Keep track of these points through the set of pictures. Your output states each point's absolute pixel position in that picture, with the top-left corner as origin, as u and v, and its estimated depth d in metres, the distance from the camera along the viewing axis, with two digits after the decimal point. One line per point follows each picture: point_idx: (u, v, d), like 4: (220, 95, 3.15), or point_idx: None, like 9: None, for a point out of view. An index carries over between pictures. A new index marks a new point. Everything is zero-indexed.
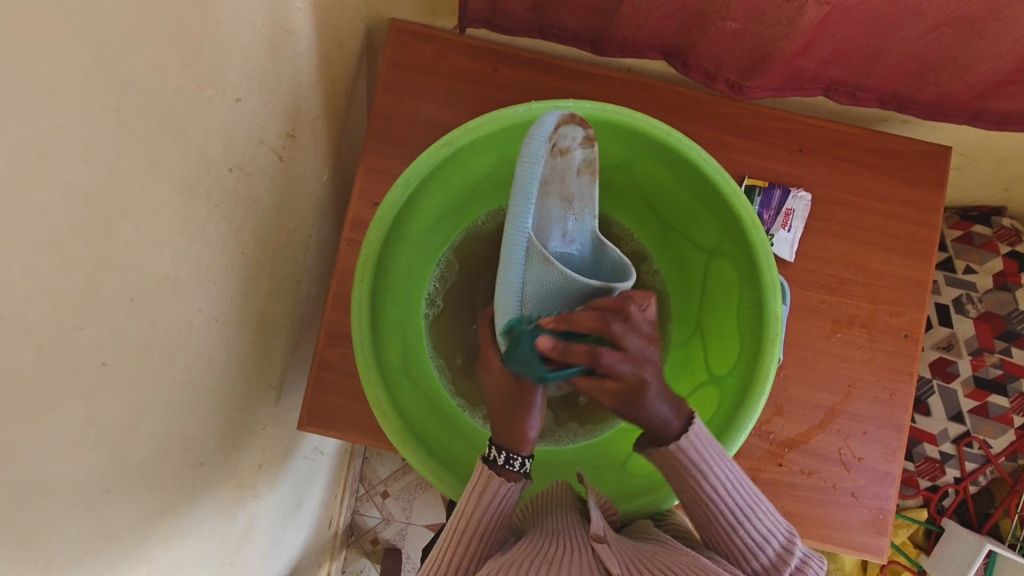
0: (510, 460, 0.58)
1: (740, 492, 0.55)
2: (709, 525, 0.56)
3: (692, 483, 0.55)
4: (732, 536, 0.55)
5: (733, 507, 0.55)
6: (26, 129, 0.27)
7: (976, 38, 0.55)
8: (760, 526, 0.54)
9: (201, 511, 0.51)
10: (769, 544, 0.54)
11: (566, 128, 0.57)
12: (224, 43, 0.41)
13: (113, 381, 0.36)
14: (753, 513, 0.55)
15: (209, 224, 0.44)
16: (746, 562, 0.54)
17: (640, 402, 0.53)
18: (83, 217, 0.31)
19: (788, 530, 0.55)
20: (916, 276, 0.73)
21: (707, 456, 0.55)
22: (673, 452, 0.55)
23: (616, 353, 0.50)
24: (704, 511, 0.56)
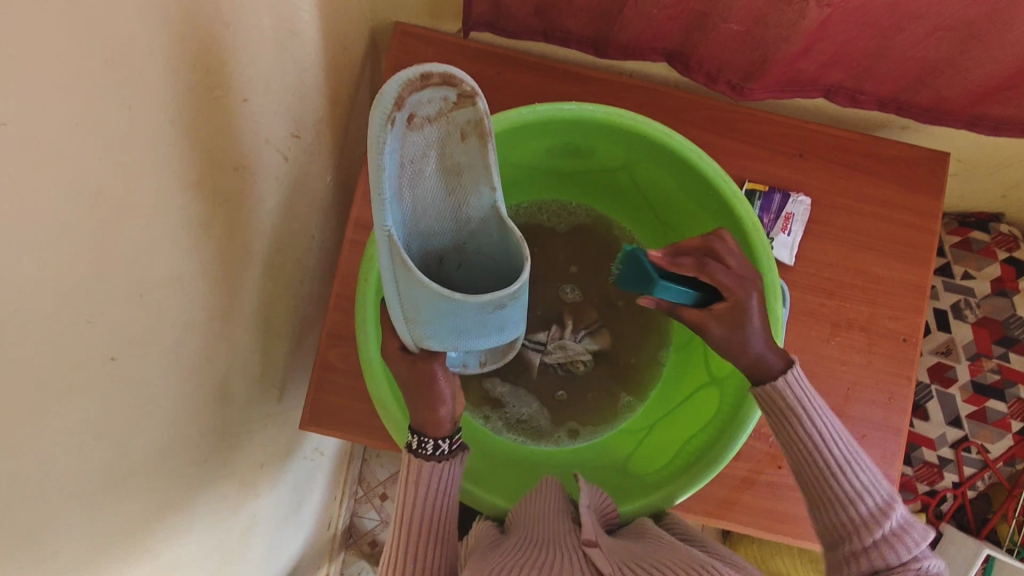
0: (422, 444, 0.56)
1: (841, 442, 0.54)
2: (800, 466, 0.55)
3: (787, 425, 0.55)
4: (826, 483, 0.53)
5: (835, 454, 0.54)
6: (44, 121, 0.27)
7: (974, 42, 0.56)
8: (859, 480, 0.53)
9: (202, 507, 0.52)
10: (863, 501, 0.52)
11: (421, 92, 0.41)
12: (233, 43, 0.42)
13: (121, 375, 0.37)
14: (854, 467, 0.53)
15: (216, 221, 0.45)
16: (840, 515, 0.53)
17: (743, 324, 0.55)
18: (96, 211, 0.32)
19: (891, 493, 0.53)
20: (916, 280, 0.73)
21: (806, 400, 0.55)
22: (775, 394, 0.55)
23: (723, 268, 0.55)
24: (801, 456, 0.55)
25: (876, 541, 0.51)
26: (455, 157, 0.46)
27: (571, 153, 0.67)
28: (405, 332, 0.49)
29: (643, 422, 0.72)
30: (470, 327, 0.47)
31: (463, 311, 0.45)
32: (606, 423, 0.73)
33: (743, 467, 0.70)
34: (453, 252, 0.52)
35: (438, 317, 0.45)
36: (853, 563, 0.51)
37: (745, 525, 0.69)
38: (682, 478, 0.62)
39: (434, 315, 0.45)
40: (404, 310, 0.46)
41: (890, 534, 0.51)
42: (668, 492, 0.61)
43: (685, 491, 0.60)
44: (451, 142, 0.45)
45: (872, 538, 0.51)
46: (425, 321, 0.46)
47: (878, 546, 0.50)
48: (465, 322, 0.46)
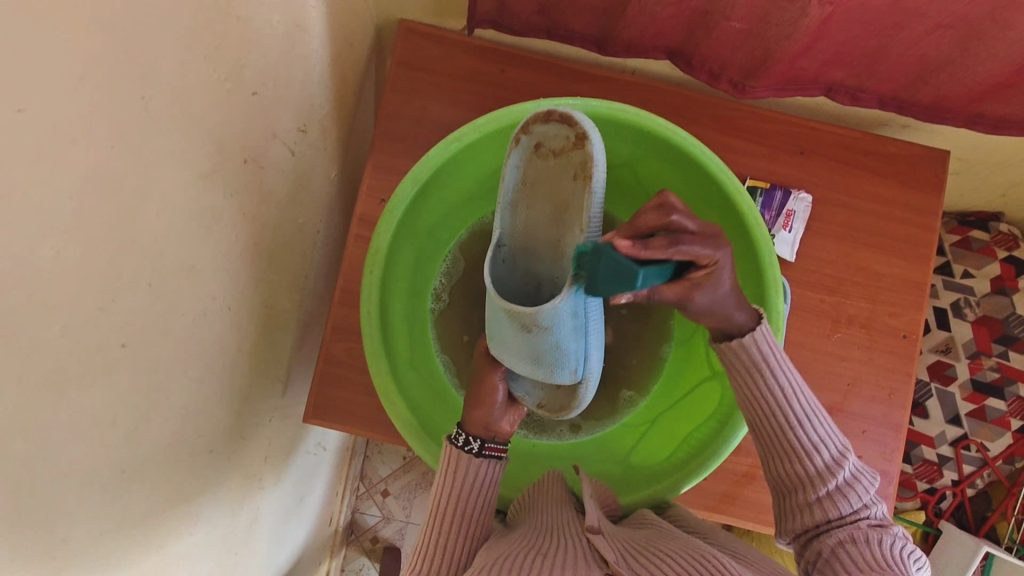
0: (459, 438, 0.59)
1: (802, 397, 0.55)
2: (757, 420, 0.56)
3: (751, 379, 0.55)
4: (783, 437, 0.55)
5: (793, 410, 0.55)
6: (61, 109, 0.28)
7: (975, 40, 0.56)
8: (814, 434, 0.54)
9: (209, 498, 0.52)
10: (818, 455, 0.54)
11: (546, 125, 0.54)
12: (242, 37, 0.42)
13: (132, 363, 0.37)
14: (810, 421, 0.55)
15: (225, 213, 0.45)
16: (796, 468, 0.54)
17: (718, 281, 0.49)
18: (109, 200, 0.32)
19: (843, 445, 0.55)
20: (916, 277, 0.74)
21: (771, 355, 0.55)
22: (734, 349, 0.55)
23: (693, 236, 0.46)
24: (760, 413, 0.56)
25: (829, 493, 0.53)
26: (567, 195, 0.56)
27: None
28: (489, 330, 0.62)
29: (645, 415, 0.72)
30: (519, 346, 0.57)
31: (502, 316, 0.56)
32: (608, 416, 0.74)
33: (744, 463, 0.70)
34: (546, 283, 0.60)
35: (497, 319, 0.57)
36: (810, 512, 0.53)
37: (747, 519, 0.70)
38: (683, 470, 0.62)
39: (498, 320, 0.57)
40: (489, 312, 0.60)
41: (842, 486, 0.53)
42: (670, 484, 0.62)
43: (687, 483, 0.61)
44: (570, 178, 0.55)
45: (824, 491, 0.53)
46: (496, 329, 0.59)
47: (831, 500, 0.52)
48: (514, 338, 0.57)
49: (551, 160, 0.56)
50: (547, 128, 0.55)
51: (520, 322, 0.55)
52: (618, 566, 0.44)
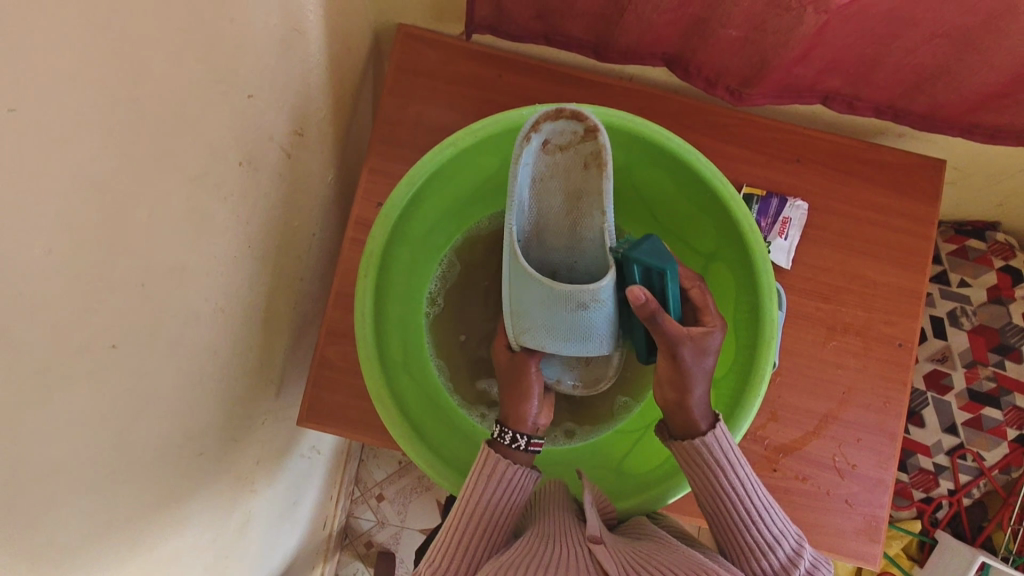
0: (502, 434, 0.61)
1: (757, 494, 0.56)
2: (720, 525, 0.57)
3: (711, 478, 0.56)
4: (745, 535, 0.55)
5: (751, 505, 0.56)
6: (51, 108, 0.28)
7: (970, 50, 0.56)
8: (771, 529, 0.55)
9: (200, 500, 0.52)
10: (779, 547, 0.54)
11: (551, 124, 0.53)
12: (238, 40, 0.42)
13: (123, 363, 0.37)
14: (766, 516, 0.55)
15: (219, 215, 0.45)
16: (757, 564, 0.54)
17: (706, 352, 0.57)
18: (99, 199, 0.32)
19: (797, 536, 0.55)
20: (912, 286, 0.74)
21: (726, 453, 0.57)
22: (694, 447, 0.57)
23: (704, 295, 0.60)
24: (719, 511, 0.57)
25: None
26: (578, 184, 0.57)
27: None
28: (508, 325, 0.61)
29: (638, 422, 0.72)
30: (561, 326, 0.57)
31: (544, 298, 0.55)
32: (600, 424, 0.74)
33: None
34: (564, 267, 0.62)
35: (535, 305, 0.56)
36: None
37: None
38: (675, 477, 0.62)
39: (534, 302, 0.56)
40: (512, 301, 0.58)
41: None
42: (663, 490, 0.62)
43: (680, 489, 0.61)
44: (576, 170, 0.56)
45: None
46: (529, 313, 0.57)
47: None
48: (558, 322, 0.57)
49: (554, 156, 0.56)
50: (552, 126, 0.54)
51: (574, 301, 0.55)
52: None
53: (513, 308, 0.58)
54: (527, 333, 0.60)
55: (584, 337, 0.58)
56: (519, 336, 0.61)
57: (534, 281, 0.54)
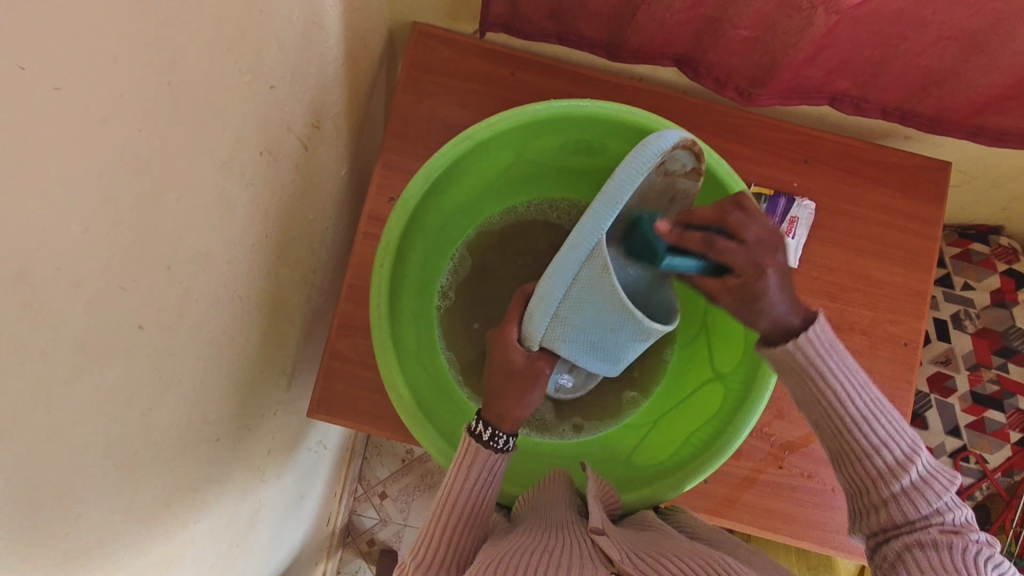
0: (493, 436, 0.58)
1: (863, 395, 0.52)
2: (824, 428, 0.54)
3: (810, 386, 0.52)
4: (848, 438, 0.52)
5: (852, 410, 0.52)
6: (93, 90, 0.29)
7: (978, 52, 0.57)
8: (880, 432, 0.51)
9: (215, 485, 0.52)
10: (887, 452, 0.51)
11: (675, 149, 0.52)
12: (264, 31, 0.43)
13: (149, 344, 0.38)
14: (876, 418, 0.51)
15: (240, 203, 0.46)
16: (863, 467, 0.52)
17: (761, 296, 0.51)
18: (134, 180, 0.33)
19: (913, 440, 0.51)
20: (918, 287, 0.74)
21: (827, 356, 0.51)
22: (788, 350, 0.52)
23: (734, 246, 0.51)
24: (821, 416, 0.53)
25: (900, 491, 0.50)
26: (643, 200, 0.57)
27: (580, 150, 0.68)
28: (538, 330, 0.53)
29: (647, 417, 0.73)
30: (605, 343, 0.56)
31: (604, 312, 0.52)
32: (609, 419, 0.75)
33: (744, 466, 0.71)
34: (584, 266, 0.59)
35: (585, 318, 0.52)
36: (879, 513, 0.51)
37: (745, 523, 0.70)
38: (684, 472, 0.63)
39: (594, 319, 0.53)
40: (557, 312, 0.51)
41: (915, 484, 0.50)
42: (670, 484, 0.62)
43: (689, 484, 0.61)
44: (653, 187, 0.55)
45: (899, 489, 0.50)
46: (578, 324, 0.53)
47: (906, 499, 0.50)
48: (603, 335, 0.55)
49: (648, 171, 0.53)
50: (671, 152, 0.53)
51: (641, 331, 0.55)
52: (623, 565, 0.45)
53: (559, 313, 0.51)
54: (559, 339, 0.55)
55: (610, 354, 0.59)
56: (545, 339, 0.55)
57: (619, 308, 0.51)
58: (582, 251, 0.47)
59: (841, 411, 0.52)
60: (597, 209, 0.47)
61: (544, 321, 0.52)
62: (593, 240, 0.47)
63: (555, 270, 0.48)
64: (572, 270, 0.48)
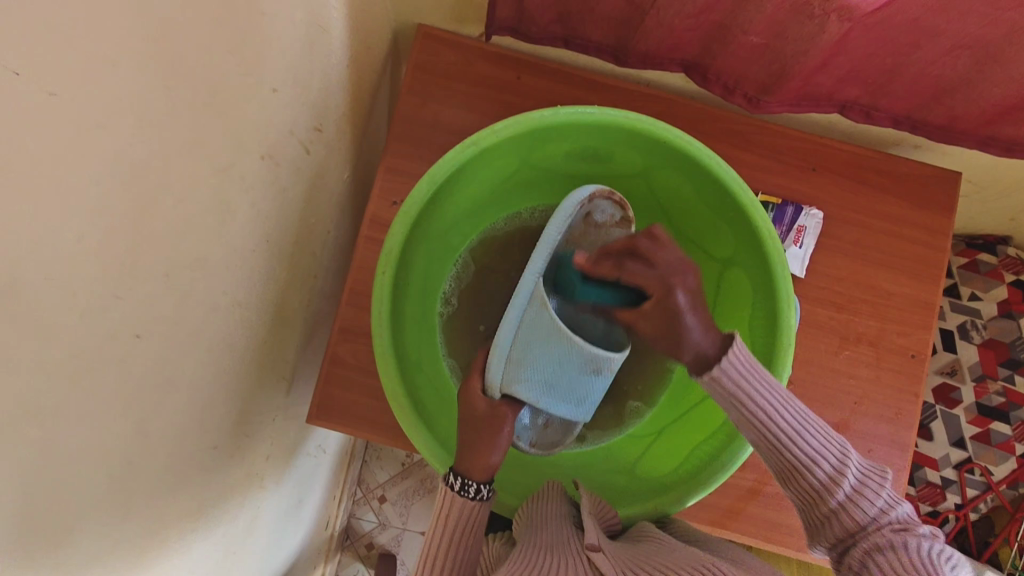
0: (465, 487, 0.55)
1: (789, 410, 0.51)
2: (761, 449, 0.52)
3: (742, 411, 0.51)
4: (783, 454, 0.51)
5: (780, 426, 0.51)
6: (90, 94, 0.28)
7: (991, 62, 0.56)
8: (810, 443, 0.50)
9: (211, 494, 0.52)
10: (821, 461, 0.50)
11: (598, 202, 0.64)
12: (266, 34, 0.43)
13: (146, 352, 0.37)
14: (804, 430, 0.50)
15: (241, 208, 0.45)
16: (804, 482, 0.50)
17: (676, 330, 0.53)
18: (132, 187, 0.32)
19: (842, 444, 0.51)
20: (926, 298, 0.73)
21: (748, 378, 0.51)
22: (710, 377, 0.52)
23: (642, 266, 0.55)
24: (755, 438, 0.52)
25: (843, 499, 0.48)
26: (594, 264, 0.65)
27: (585, 157, 0.67)
28: (498, 372, 0.58)
29: (650, 427, 0.72)
30: (563, 381, 0.60)
31: (552, 345, 0.57)
32: (612, 429, 0.74)
33: (749, 478, 0.70)
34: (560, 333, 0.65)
35: (535, 356, 0.58)
36: (832, 528, 0.49)
37: (748, 535, 0.69)
38: (689, 484, 0.62)
39: (546, 355, 0.58)
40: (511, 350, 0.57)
41: (854, 492, 0.48)
42: (675, 497, 0.61)
43: (695, 496, 0.60)
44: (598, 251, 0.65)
45: (843, 497, 0.48)
46: (530, 361, 0.58)
47: (852, 505, 0.48)
48: (559, 373, 0.59)
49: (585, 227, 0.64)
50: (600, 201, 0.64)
51: (595, 365, 0.60)
52: None
53: (513, 353, 0.57)
54: (519, 379, 0.58)
55: (573, 398, 0.62)
56: (505, 382, 0.59)
57: (564, 335, 0.57)
58: (525, 290, 0.57)
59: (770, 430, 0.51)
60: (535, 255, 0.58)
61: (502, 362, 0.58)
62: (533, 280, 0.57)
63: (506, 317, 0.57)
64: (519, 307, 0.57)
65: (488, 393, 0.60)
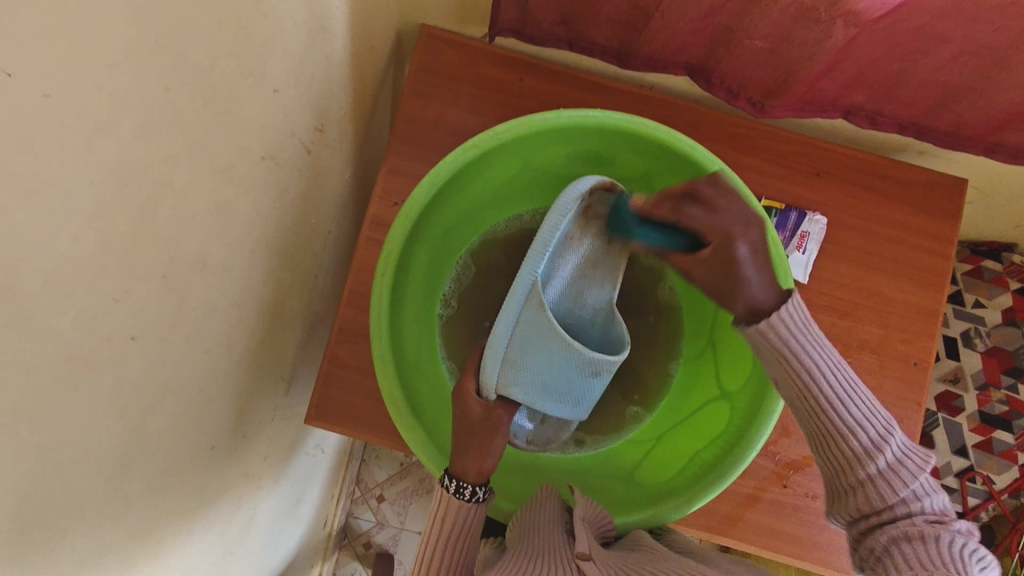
0: (460, 490, 0.55)
1: (838, 375, 0.49)
2: (799, 406, 0.51)
3: (786, 364, 0.49)
4: (823, 415, 0.49)
5: (830, 388, 0.49)
6: (86, 97, 0.28)
7: (999, 69, 0.56)
8: (856, 411, 0.48)
9: (208, 496, 0.51)
10: (862, 432, 0.48)
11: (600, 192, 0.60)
12: (268, 34, 0.42)
13: (142, 355, 0.37)
14: (850, 397, 0.49)
15: (240, 208, 0.45)
16: (837, 447, 0.49)
17: (733, 274, 0.49)
18: (130, 188, 0.32)
19: (887, 421, 0.49)
20: (929, 306, 0.73)
21: (801, 334, 0.49)
22: (761, 330, 0.49)
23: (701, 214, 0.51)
24: (795, 390, 0.50)
25: (877, 475, 0.47)
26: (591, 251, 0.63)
27: (588, 161, 0.67)
28: (492, 375, 0.56)
29: (650, 433, 0.72)
30: (559, 381, 0.60)
31: (549, 347, 0.57)
32: (613, 433, 0.73)
33: (748, 484, 0.70)
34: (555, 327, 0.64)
35: (534, 357, 0.57)
36: (857, 496, 0.49)
37: (748, 543, 0.69)
38: (686, 491, 0.62)
39: (543, 359, 0.57)
40: (507, 354, 0.56)
41: (890, 468, 0.47)
42: (673, 504, 0.61)
43: (692, 504, 0.60)
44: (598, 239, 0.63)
45: (876, 474, 0.47)
46: (526, 364, 0.57)
47: (883, 481, 0.47)
48: (557, 372, 0.59)
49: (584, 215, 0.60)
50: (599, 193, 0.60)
51: (592, 366, 0.60)
52: None
53: (509, 356, 0.56)
54: (514, 382, 0.57)
55: (570, 396, 0.62)
56: (501, 384, 0.57)
57: (560, 342, 0.57)
58: (522, 290, 0.54)
59: (813, 389, 0.49)
60: (535, 253, 0.54)
61: (495, 359, 0.56)
62: (530, 279, 0.54)
63: (500, 318, 0.55)
64: (514, 310, 0.54)
65: (483, 396, 0.59)
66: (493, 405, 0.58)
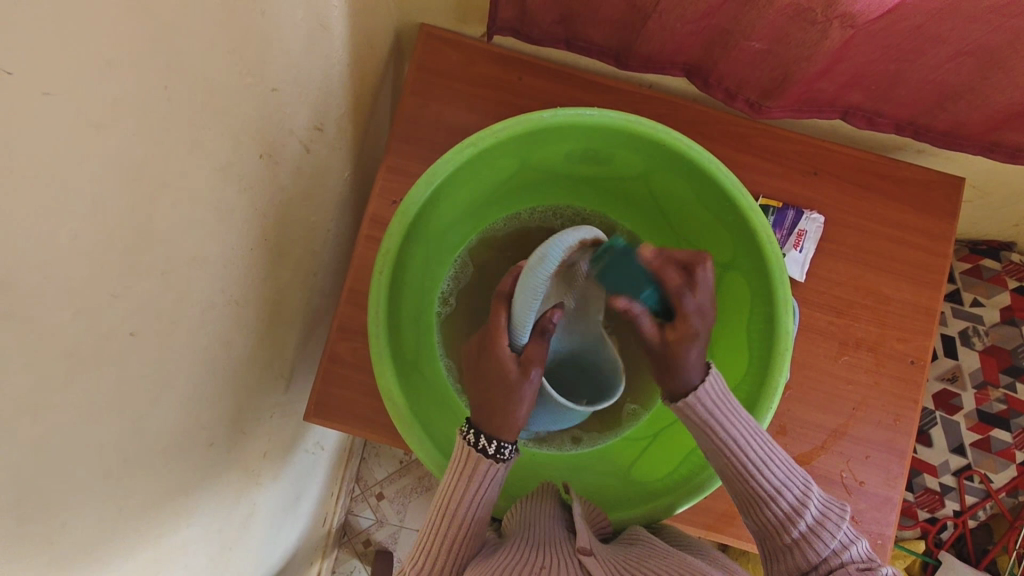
0: (498, 449, 0.57)
1: (756, 443, 0.57)
2: (725, 478, 0.58)
3: (710, 437, 0.57)
4: (748, 483, 0.56)
5: (751, 456, 0.56)
6: (81, 98, 0.28)
7: (995, 69, 0.56)
8: (774, 477, 0.56)
9: (207, 492, 0.52)
10: (783, 494, 0.55)
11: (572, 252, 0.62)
12: (266, 34, 0.43)
13: (141, 352, 0.37)
14: (768, 464, 0.56)
15: (239, 206, 0.45)
16: (764, 513, 0.55)
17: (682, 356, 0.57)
18: (127, 186, 0.32)
19: (804, 483, 0.56)
20: (926, 304, 0.73)
21: (720, 407, 0.57)
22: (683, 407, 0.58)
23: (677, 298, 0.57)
24: (722, 462, 0.57)
25: (802, 534, 0.53)
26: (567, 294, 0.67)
27: (586, 159, 0.67)
28: None
29: (646, 431, 0.73)
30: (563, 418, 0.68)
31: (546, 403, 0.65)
32: (607, 431, 0.75)
33: None
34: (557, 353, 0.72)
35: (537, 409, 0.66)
36: (789, 555, 0.54)
37: (744, 539, 0.69)
38: (680, 488, 0.63)
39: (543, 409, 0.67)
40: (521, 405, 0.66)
41: (812, 526, 0.53)
42: (669, 500, 0.62)
43: (686, 501, 0.61)
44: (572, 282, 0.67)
45: (801, 533, 0.53)
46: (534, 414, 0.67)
47: (807, 539, 0.53)
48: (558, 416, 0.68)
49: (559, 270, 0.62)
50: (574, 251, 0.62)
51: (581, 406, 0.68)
52: None
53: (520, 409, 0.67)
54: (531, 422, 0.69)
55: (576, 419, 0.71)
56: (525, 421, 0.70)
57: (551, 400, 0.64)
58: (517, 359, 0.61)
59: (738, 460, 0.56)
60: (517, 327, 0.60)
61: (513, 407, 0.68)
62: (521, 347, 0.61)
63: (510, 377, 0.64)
64: None
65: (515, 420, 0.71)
66: (490, 403, 0.58)
